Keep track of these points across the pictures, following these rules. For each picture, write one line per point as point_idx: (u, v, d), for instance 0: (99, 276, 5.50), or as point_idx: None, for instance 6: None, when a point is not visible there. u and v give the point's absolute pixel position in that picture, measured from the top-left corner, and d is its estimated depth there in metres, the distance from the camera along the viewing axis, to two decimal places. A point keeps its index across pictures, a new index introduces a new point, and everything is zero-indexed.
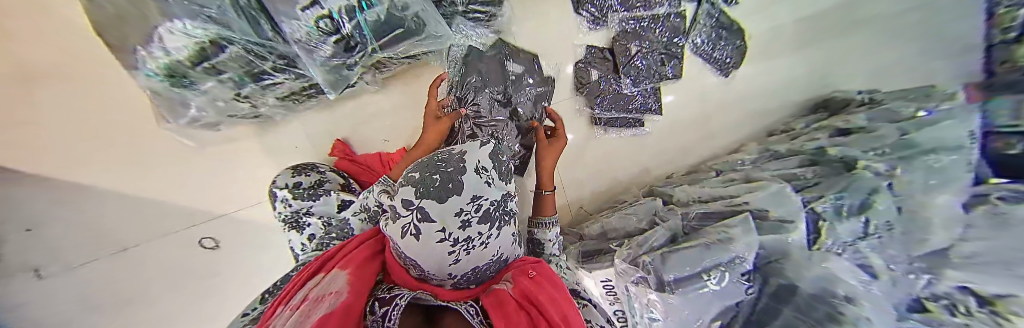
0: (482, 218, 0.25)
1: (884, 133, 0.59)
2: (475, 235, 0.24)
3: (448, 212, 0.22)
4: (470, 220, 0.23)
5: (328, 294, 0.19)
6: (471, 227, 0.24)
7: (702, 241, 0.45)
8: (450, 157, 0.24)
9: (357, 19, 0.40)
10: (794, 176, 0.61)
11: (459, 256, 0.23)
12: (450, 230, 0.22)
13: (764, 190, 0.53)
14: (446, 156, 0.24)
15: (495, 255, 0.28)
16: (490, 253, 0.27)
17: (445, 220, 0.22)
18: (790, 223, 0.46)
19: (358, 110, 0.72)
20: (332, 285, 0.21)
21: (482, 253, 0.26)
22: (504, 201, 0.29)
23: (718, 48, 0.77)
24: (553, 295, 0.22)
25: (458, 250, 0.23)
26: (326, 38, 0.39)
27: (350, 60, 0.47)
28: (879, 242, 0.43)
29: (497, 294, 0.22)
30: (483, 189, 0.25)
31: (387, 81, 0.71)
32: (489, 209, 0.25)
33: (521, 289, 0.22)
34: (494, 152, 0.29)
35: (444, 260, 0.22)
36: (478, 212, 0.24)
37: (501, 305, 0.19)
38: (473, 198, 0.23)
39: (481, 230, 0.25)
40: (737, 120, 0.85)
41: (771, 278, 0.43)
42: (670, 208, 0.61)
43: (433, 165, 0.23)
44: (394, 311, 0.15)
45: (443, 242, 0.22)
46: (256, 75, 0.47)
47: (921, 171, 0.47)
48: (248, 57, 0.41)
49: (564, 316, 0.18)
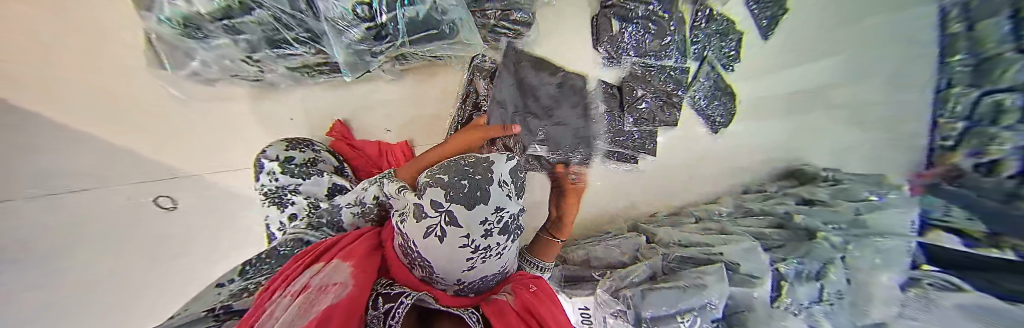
0: (501, 229, 0.29)
1: (842, 208, 0.62)
2: (494, 245, 0.28)
3: (472, 220, 0.26)
4: (491, 229, 0.27)
5: (332, 284, 0.26)
6: (492, 236, 0.28)
7: (679, 284, 0.47)
8: (477, 165, 0.29)
9: (394, 12, 0.43)
10: (763, 235, 0.67)
11: (474, 263, 0.27)
12: (473, 236, 0.26)
13: (737, 245, 0.57)
14: (474, 164, 0.29)
15: (501, 268, 0.30)
16: (498, 264, 0.30)
17: (470, 225, 0.26)
18: (757, 279, 0.49)
19: (369, 95, 0.73)
20: (333, 277, 0.27)
21: (492, 263, 0.29)
22: (519, 214, 0.31)
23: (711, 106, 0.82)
24: (549, 307, 0.26)
25: (476, 257, 0.27)
26: (360, 23, 0.42)
27: (376, 47, 0.49)
28: (832, 308, 0.48)
29: (497, 304, 0.25)
30: (505, 202, 0.29)
31: (404, 73, 0.72)
32: (509, 221, 0.29)
33: (524, 302, 0.25)
34: (516, 167, 0.33)
35: (458, 267, 0.26)
36: (498, 223, 0.28)
37: (501, 313, 0.22)
38: (496, 208, 0.28)
39: (500, 240, 0.29)
40: (720, 174, 0.91)
41: (734, 326, 0.46)
42: (652, 246, 0.63)
43: (462, 170, 0.28)
44: (398, 310, 0.22)
45: (463, 247, 0.26)
46: (276, 42, 0.50)
47: (870, 248, 0.49)
48: (274, 24, 0.45)
49: (559, 324, 0.24)
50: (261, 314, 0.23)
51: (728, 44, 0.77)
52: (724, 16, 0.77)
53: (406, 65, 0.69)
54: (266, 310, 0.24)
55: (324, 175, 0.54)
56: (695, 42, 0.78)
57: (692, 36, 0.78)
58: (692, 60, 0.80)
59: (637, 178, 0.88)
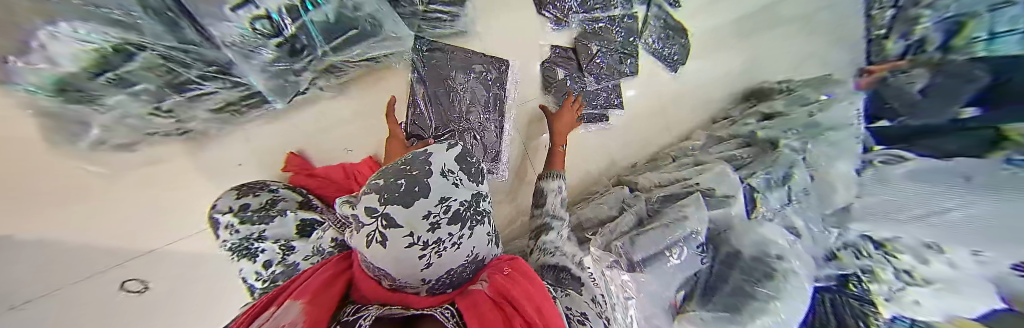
0: (452, 218, 0.26)
1: (796, 115, 0.69)
2: (446, 238, 0.26)
3: (415, 215, 0.24)
4: (439, 222, 0.25)
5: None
6: (440, 228, 0.25)
7: (662, 222, 0.49)
8: (413, 161, 0.28)
9: (303, 21, 0.38)
10: (734, 158, 0.69)
11: (430, 259, 0.24)
12: (418, 233, 0.24)
13: (709, 172, 0.60)
14: (410, 161, 0.28)
15: (472, 254, 0.28)
16: (464, 253, 0.27)
17: (412, 223, 0.24)
18: (731, 198, 0.52)
19: (313, 119, 0.67)
20: (280, 319, 0.18)
21: (455, 254, 0.26)
22: (479, 198, 0.30)
23: (666, 47, 0.85)
24: (529, 290, 0.23)
25: (428, 252, 0.24)
26: (267, 40, 0.36)
27: (296, 64, 0.45)
28: (798, 207, 0.52)
29: (472, 295, 0.22)
30: (451, 190, 0.27)
31: (346, 86, 0.67)
32: (459, 209, 0.27)
33: (498, 288, 0.23)
34: (462, 154, 0.32)
35: (415, 266, 0.23)
36: (447, 212, 0.26)
37: (473, 306, 0.20)
38: (441, 200, 0.26)
39: (452, 230, 0.26)
40: (687, 111, 0.92)
41: (721, 246, 0.49)
42: (636, 195, 0.65)
43: (398, 171, 0.26)
44: None
45: (412, 245, 0.24)
46: (180, 86, 0.40)
47: (824, 144, 0.55)
48: (167, 64, 0.36)
49: (538, 307, 0.21)
50: None
51: None
52: None
53: (343, 76, 0.64)
54: None
55: (286, 214, 0.52)
56: None
57: None
58: (637, 5, 0.81)
59: (609, 136, 0.88)
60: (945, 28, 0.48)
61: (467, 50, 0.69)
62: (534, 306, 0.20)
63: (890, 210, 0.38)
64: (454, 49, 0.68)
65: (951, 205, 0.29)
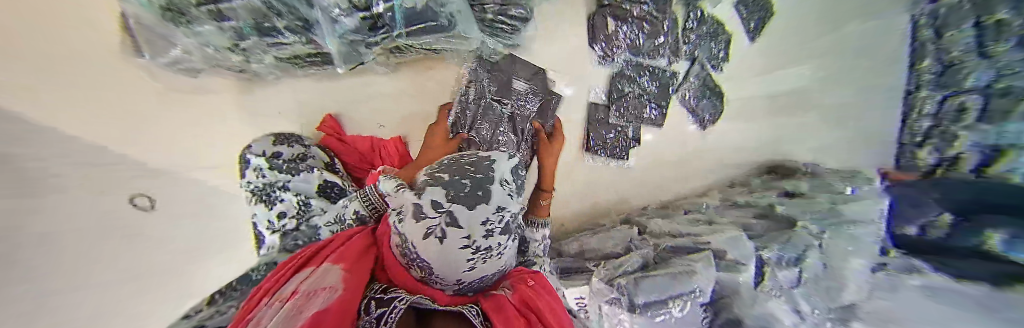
0: (503, 229, 0.26)
1: (819, 200, 0.68)
2: (494, 247, 0.24)
3: (475, 221, 0.23)
4: (494, 230, 0.24)
5: (321, 288, 0.20)
6: (493, 236, 0.24)
7: (670, 270, 0.49)
8: (479, 164, 0.26)
9: (391, 3, 0.42)
10: (746, 227, 0.69)
11: (475, 264, 0.23)
12: (475, 237, 0.23)
13: (723, 232, 0.60)
14: (475, 164, 0.26)
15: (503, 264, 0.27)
16: (500, 263, 0.26)
17: (472, 225, 0.23)
18: (743, 266, 0.51)
19: (359, 88, 0.70)
20: (325, 280, 0.22)
21: (494, 263, 0.26)
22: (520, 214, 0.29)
23: (700, 103, 0.87)
24: (550, 304, 0.25)
25: (476, 258, 0.23)
26: (354, 12, 0.42)
27: (369, 39, 0.49)
28: (809, 291, 0.51)
29: (496, 299, 0.23)
30: (507, 201, 0.26)
31: (400, 65, 0.70)
32: (511, 222, 0.27)
33: (522, 297, 0.24)
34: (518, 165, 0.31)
35: (458, 267, 0.22)
36: (501, 224, 0.25)
37: (501, 310, 0.21)
38: (498, 208, 0.25)
39: (502, 240, 0.26)
40: (708, 170, 0.93)
41: (722, 311, 0.49)
42: (644, 237, 0.65)
43: (461, 169, 0.25)
44: (391, 316, 0.17)
45: (464, 248, 0.22)
46: (262, 30, 0.43)
47: (844, 236, 0.56)
48: (262, 13, 0.39)
49: (560, 318, 0.23)
50: (244, 324, 0.18)
51: (717, 46, 0.82)
52: (716, 20, 0.80)
53: (402, 57, 0.67)
54: (249, 319, 0.19)
55: (314, 171, 0.53)
56: (687, 43, 0.80)
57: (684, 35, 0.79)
58: (682, 60, 0.82)
59: (625, 174, 0.89)
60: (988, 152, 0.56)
61: (529, 63, 0.72)
62: (556, 316, 0.22)
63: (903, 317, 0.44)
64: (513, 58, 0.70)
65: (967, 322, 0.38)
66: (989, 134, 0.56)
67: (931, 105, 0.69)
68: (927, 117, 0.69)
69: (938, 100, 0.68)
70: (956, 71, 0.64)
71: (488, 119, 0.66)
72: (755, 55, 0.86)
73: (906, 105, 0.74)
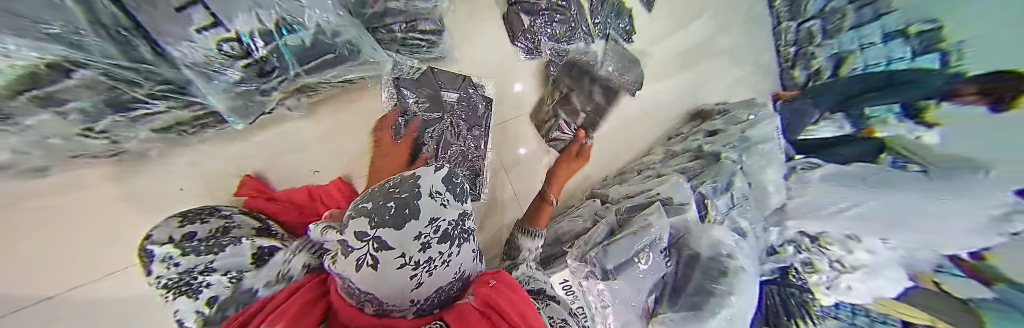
0: (442, 237, 0.27)
1: (731, 131, 0.80)
2: (434, 257, 0.25)
3: (405, 237, 0.24)
4: (429, 241, 0.25)
5: None
6: (431, 247, 0.25)
7: (629, 231, 0.53)
8: (402, 184, 0.29)
9: (275, 44, 0.38)
10: (687, 170, 0.78)
11: (422, 279, 0.24)
12: (410, 253, 0.24)
13: (666, 182, 0.67)
14: (397, 183, 0.29)
15: (459, 271, 0.29)
16: (452, 270, 0.28)
17: (404, 244, 0.24)
18: (686, 205, 0.58)
19: (279, 140, 0.64)
20: None
21: (444, 272, 0.27)
22: (465, 217, 0.31)
23: (624, 74, 0.95)
24: (512, 297, 0.26)
25: (420, 273, 0.24)
26: (234, 62, 0.37)
27: (265, 85, 0.45)
28: (742, 208, 0.60)
29: (459, 308, 0.25)
30: (439, 211, 0.28)
31: (318, 105, 0.64)
32: (449, 229, 0.28)
33: (484, 298, 0.25)
34: (448, 174, 0.34)
35: (405, 287, 0.24)
36: (437, 233, 0.26)
37: (463, 319, 0.22)
38: (431, 220, 0.26)
39: (443, 248, 0.27)
40: (647, 130, 1.02)
41: (683, 249, 0.54)
42: (606, 206, 0.70)
43: (386, 193, 0.27)
44: None
45: (403, 266, 0.24)
46: (125, 104, 0.37)
47: (755, 156, 0.65)
48: (115, 84, 0.32)
49: (522, 313, 0.24)
50: None
51: (623, 21, 0.92)
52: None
53: (315, 96, 0.62)
54: None
55: (240, 242, 0.44)
56: (597, 23, 0.88)
57: (592, 18, 0.88)
58: (598, 39, 0.89)
59: None
60: (834, 63, 0.63)
61: (450, 72, 0.72)
62: (518, 312, 0.23)
63: (814, 208, 0.50)
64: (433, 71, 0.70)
65: (856, 201, 0.42)
66: (846, 41, 0.60)
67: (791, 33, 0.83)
68: (791, 44, 0.83)
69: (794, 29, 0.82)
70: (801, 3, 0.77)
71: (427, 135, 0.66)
72: (653, 21, 0.99)
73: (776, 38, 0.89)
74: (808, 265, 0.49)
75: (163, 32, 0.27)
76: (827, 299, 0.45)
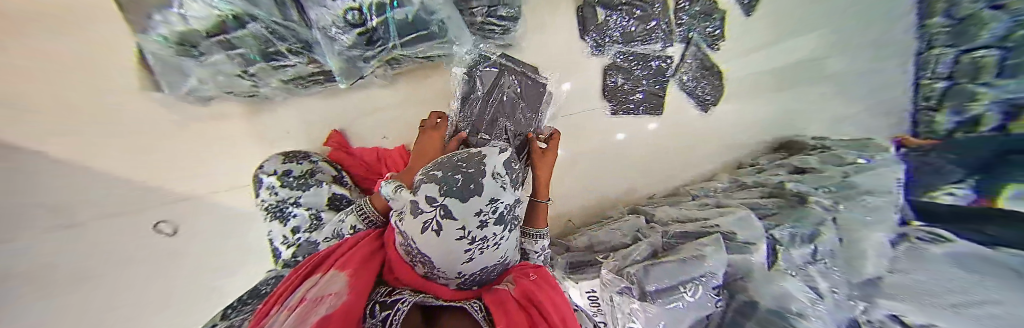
0: (497, 219, 0.27)
1: (831, 174, 0.67)
2: (487, 237, 0.26)
3: (469, 211, 0.24)
4: (487, 221, 0.26)
5: (328, 295, 0.19)
6: (487, 227, 0.26)
7: (680, 256, 0.49)
8: (470, 160, 0.27)
9: (384, 16, 0.44)
10: (760, 207, 0.67)
11: (473, 254, 0.25)
12: (470, 228, 0.24)
13: (732, 215, 0.60)
14: (464, 158, 0.27)
15: (502, 257, 0.30)
16: (498, 254, 0.29)
17: (466, 217, 0.24)
18: (752, 245, 0.52)
19: (362, 103, 0.71)
20: (330, 287, 0.20)
21: (492, 253, 0.28)
22: (515, 205, 0.31)
23: (699, 85, 0.86)
24: (552, 297, 0.25)
25: (473, 249, 0.25)
26: (351, 29, 0.43)
27: (368, 53, 0.49)
28: (826, 267, 0.48)
29: (498, 293, 0.25)
30: (499, 193, 0.27)
31: (398, 75, 0.70)
32: (504, 212, 0.28)
33: (524, 291, 0.25)
34: (508, 160, 0.32)
35: (458, 257, 0.24)
36: (495, 214, 0.26)
37: (501, 303, 0.22)
38: (490, 200, 0.26)
39: (496, 231, 0.27)
40: (713, 152, 0.92)
41: (739, 294, 0.48)
42: (652, 226, 0.65)
43: (455, 165, 0.26)
44: (396, 315, 0.16)
45: (460, 239, 0.24)
46: (269, 55, 0.45)
47: (861, 208, 0.54)
48: (268, 36, 0.41)
49: (563, 317, 0.22)
50: None
51: (711, 24, 0.82)
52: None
53: (399, 68, 0.68)
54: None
55: (322, 185, 0.54)
56: (679, 24, 0.81)
57: (676, 18, 0.80)
58: (677, 42, 0.83)
59: (630, 163, 0.89)
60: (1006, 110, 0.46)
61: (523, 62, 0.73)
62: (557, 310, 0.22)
63: (926, 292, 0.35)
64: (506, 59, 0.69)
65: (991, 301, 0.28)
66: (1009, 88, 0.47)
67: (945, 63, 0.66)
68: (943, 78, 0.66)
69: (953, 56, 0.64)
70: (968, 28, 0.60)
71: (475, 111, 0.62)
72: (750, 27, 0.85)
73: (924, 67, 0.72)
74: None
75: None
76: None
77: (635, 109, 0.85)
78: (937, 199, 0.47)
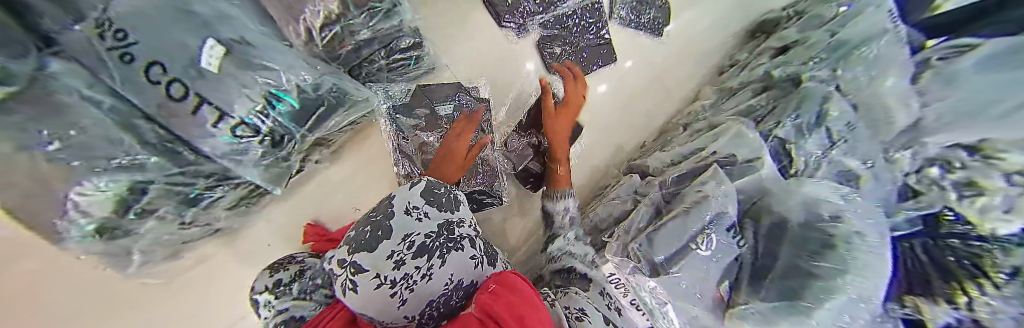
0: (416, 254, 0.37)
1: (816, 39, 0.57)
2: (408, 273, 0.35)
3: (379, 259, 0.35)
4: (402, 260, 0.36)
5: None
6: (404, 265, 0.36)
7: (680, 210, 0.44)
8: (381, 209, 0.40)
9: (272, 115, 0.41)
10: (756, 108, 0.60)
11: (402, 295, 0.35)
12: (384, 274, 0.34)
13: (722, 138, 0.54)
14: (376, 210, 0.40)
15: (451, 279, 0.38)
16: (440, 282, 0.37)
17: (378, 266, 0.35)
18: (756, 160, 0.46)
19: (319, 191, 0.69)
20: None
21: (431, 282, 0.37)
22: (441, 232, 0.40)
23: (641, 14, 0.80)
24: (511, 301, 0.28)
25: (398, 290, 0.35)
26: (250, 140, 0.41)
27: (285, 153, 0.48)
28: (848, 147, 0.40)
29: (464, 318, 0.28)
30: (410, 229, 0.38)
31: (337, 154, 0.67)
32: (422, 246, 0.37)
33: (483, 307, 0.28)
34: (427, 187, 0.43)
35: (389, 300, 0.34)
36: (410, 249, 0.36)
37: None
38: (403, 239, 0.37)
39: (418, 263, 0.36)
40: (684, 72, 0.86)
41: (762, 217, 0.42)
42: (648, 179, 0.60)
43: (367, 218, 0.40)
44: None
45: (381, 286, 0.34)
46: (192, 198, 0.46)
47: (861, 67, 0.42)
48: (172, 187, 0.42)
49: (520, 317, 0.26)
50: None
51: None
52: None
53: (333, 146, 0.65)
54: None
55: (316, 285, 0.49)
56: None
57: None
58: None
59: (605, 123, 0.82)
60: None
61: (444, 85, 0.69)
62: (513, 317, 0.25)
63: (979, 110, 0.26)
64: (423, 86, 0.67)
65: None
66: None
67: None
68: None
69: None
70: None
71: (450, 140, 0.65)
72: None
73: None
74: (967, 187, 0.26)
75: (189, 132, 0.35)
76: (1010, 228, 0.22)
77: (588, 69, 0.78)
78: (937, 9, 0.36)
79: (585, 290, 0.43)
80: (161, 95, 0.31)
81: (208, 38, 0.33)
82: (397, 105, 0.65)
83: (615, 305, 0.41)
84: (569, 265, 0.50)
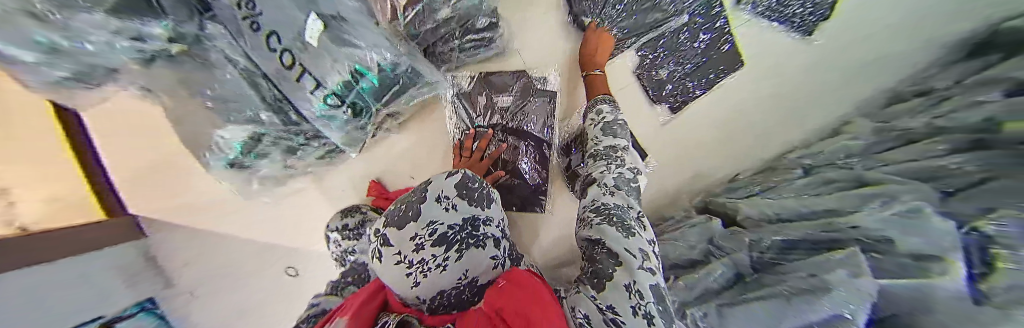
0: (437, 240, 0.29)
1: None
2: (424, 259, 0.27)
3: (403, 237, 0.29)
4: (422, 242, 0.28)
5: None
6: (423, 249, 0.28)
7: (771, 292, 0.34)
8: (418, 187, 0.35)
9: (357, 89, 0.45)
10: (938, 171, 0.36)
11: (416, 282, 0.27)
12: (405, 252, 0.28)
13: (868, 210, 0.37)
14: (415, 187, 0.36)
15: (466, 276, 0.29)
16: (456, 276, 0.28)
17: (400, 242, 0.29)
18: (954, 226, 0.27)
19: (389, 153, 0.73)
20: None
21: (447, 276, 0.27)
22: (467, 223, 0.31)
23: (787, 4, 0.59)
24: (522, 299, 0.21)
25: (414, 272, 0.27)
26: (336, 109, 0.45)
27: (364, 122, 0.52)
28: None
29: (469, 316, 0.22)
30: (436, 213, 0.30)
31: (404, 125, 0.71)
32: (444, 233, 0.29)
33: (491, 304, 0.21)
34: (463, 178, 0.37)
35: (404, 282, 0.27)
36: (431, 235, 0.28)
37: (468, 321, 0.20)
38: (429, 222, 0.29)
39: (435, 252, 0.28)
40: (829, 94, 0.64)
41: None
42: (734, 232, 0.49)
43: (405, 197, 0.35)
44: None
45: (400, 263, 0.27)
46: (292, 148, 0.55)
47: None
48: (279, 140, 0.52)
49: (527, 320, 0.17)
50: None
51: None
52: None
53: (403, 117, 0.68)
54: None
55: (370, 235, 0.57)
56: None
57: None
58: None
59: (689, 136, 0.68)
60: None
61: (507, 72, 0.64)
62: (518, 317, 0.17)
63: None
64: (488, 74, 0.65)
65: None
66: None
67: None
68: None
69: None
70: None
71: (506, 133, 0.64)
72: None
73: None
74: None
75: (295, 96, 0.40)
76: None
77: (693, 91, 0.65)
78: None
79: (599, 288, 0.25)
80: (277, 64, 0.36)
81: (312, 14, 0.35)
82: (460, 93, 0.65)
83: (648, 314, 0.23)
84: (593, 236, 0.31)
